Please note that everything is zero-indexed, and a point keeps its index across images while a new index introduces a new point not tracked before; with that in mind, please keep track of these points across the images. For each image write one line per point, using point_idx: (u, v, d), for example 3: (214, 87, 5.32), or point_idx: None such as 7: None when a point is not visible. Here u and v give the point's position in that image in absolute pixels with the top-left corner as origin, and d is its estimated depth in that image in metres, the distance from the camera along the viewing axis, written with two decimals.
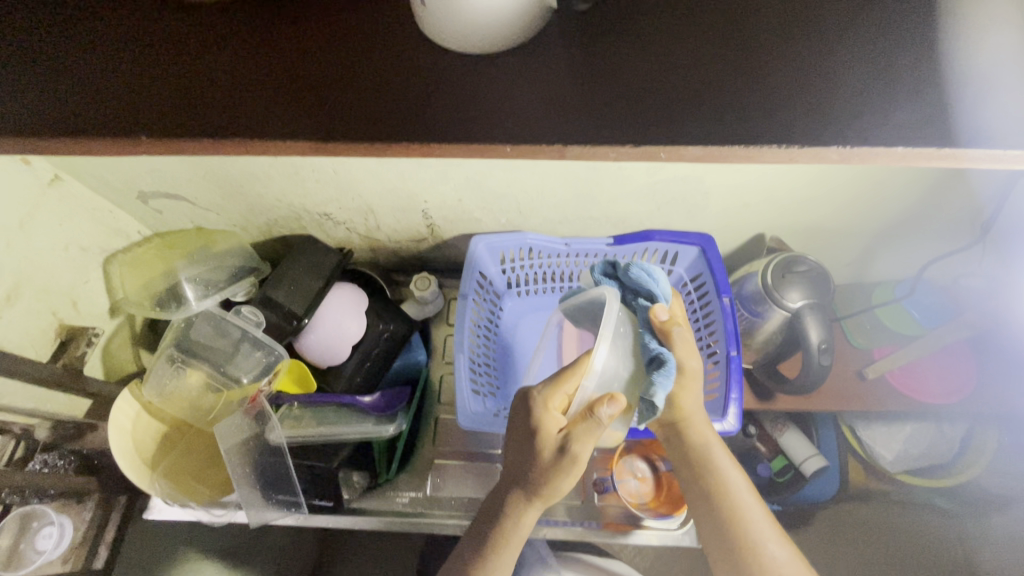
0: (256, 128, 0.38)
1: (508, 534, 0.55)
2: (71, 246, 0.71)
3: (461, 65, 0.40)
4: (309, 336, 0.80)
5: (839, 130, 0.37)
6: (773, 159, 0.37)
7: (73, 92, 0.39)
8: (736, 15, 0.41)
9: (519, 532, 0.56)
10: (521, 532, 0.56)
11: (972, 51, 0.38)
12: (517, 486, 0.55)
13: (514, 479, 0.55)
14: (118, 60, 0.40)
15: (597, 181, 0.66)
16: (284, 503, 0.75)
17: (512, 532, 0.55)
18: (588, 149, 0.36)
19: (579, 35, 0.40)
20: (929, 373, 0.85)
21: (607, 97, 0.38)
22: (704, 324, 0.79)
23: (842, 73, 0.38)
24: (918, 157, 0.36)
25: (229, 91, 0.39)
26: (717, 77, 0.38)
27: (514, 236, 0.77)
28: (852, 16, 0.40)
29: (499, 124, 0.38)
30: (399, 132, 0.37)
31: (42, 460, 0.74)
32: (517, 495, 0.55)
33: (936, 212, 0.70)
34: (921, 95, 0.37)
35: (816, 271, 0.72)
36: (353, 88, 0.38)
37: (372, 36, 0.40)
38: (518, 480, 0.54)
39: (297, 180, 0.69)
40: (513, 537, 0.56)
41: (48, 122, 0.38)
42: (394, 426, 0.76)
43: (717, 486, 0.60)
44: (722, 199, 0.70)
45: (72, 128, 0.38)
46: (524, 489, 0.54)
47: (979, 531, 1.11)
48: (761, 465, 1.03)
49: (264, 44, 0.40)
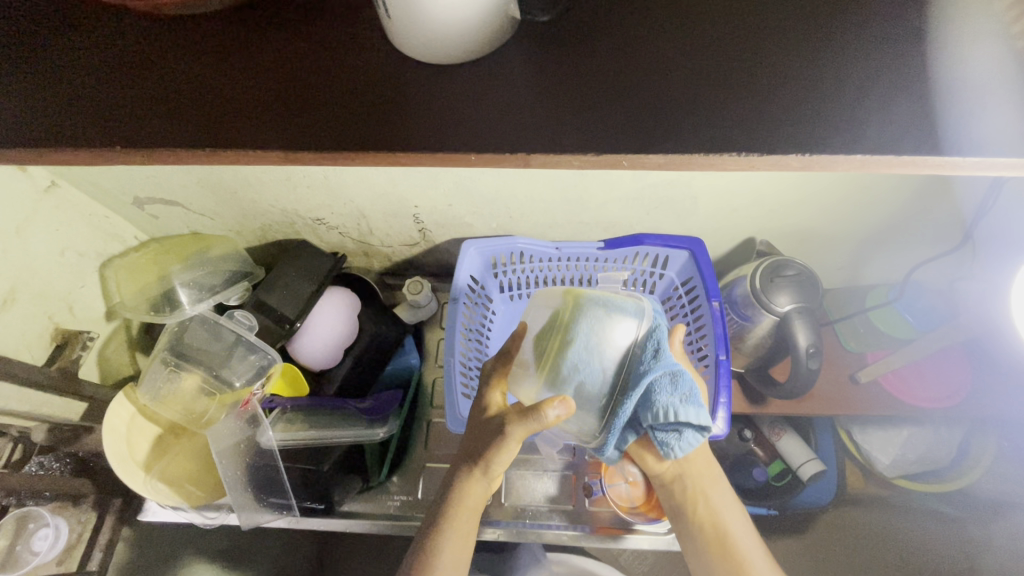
0: (232, 137, 0.38)
1: (458, 503, 0.58)
2: (67, 252, 0.72)
3: (436, 76, 0.40)
4: (301, 340, 0.80)
5: (806, 137, 0.37)
6: (738, 166, 0.38)
7: (50, 101, 0.40)
8: (703, 24, 0.41)
9: (466, 509, 0.58)
10: (468, 508, 0.58)
11: (938, 60, 0.39)
12: (465, 455, 0.60)
13: (461, 455, 0.61)
14: (90, 68, 0.41)
15: (584, 186, 0.66)
16: (276, 506, 0.76)
17: (458, 508, 0.58)
18: (556, 157, 0.37)
19: (547, 46, 0.41)
20: (923, 377, 0.85)
21: (574, 104, 0.39)
22: (694, 327, 0.79)
23: (808, 82, 0.39)
24: (883, 164, 0.37)
25: (206, 101, 0.40)
26: (683, 85, 0.39)
27: (505, 240, 0.78)
28: (817, 25, 0.41)
29: (469, 133, 0.38)
30: (369, 141, 0.38)
31: (39, 463, 0.75)
32: (461, 464, 0.60)
33: (926, 216, 0.70)
34: (888, 103, 0.38)
35: (805, 274, 0.72)
36: (325, 99, 0.39)
37: (345, 46, 0.41)
38: (467, 449, 0.60)
39: (288, 186, 0.70)
40: (461, 514, 0.58)
41: (23, 132, 0.39)
42: (384, 430, 0.77)
43: (721, 525, 0.64)
44: (711, 203, 0.70)
45: (48, 139, 0.38)
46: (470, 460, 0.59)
47: (979, 537, 1.10)
48: (758, 470, 1.02)
49: (238, 54, 0.41)
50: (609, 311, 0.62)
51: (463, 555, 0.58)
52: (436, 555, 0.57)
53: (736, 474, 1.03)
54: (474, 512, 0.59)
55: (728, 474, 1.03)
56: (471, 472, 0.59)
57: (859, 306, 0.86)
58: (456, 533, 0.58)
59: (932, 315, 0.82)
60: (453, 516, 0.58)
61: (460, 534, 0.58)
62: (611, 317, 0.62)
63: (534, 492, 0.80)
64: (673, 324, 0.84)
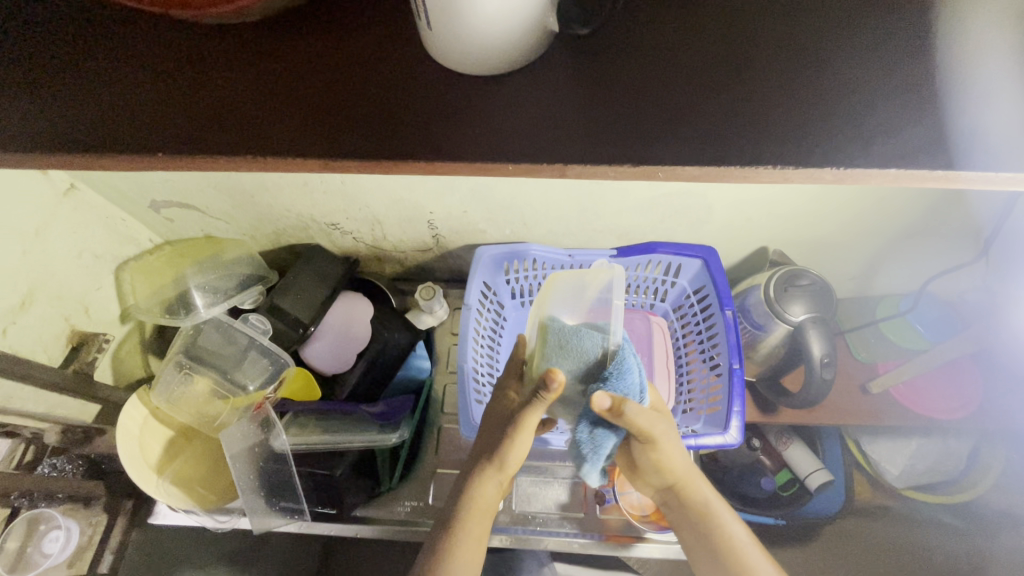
0: (265, 143, 0.39)
1: (470, 502, 0.58)
2: (84, 254, 0.73)
3: (469, 85, 0.41)
4: (316, 344, 0.82)
5: (834, 151, 0.37)
6: (770, 179, 0.38)
7: (91, 109, 0.40)
8: (729, 39, 0.41)
9: (478, 507, 0.58)
10: (481, 506, 0.58)
11: (967, 76, 0.39)
12: (477, 453, 0.60)
13: (475, 454, 0.61)
14: (128, 78, 0.41)
15: (599, 194, 0.67)
16: (287, 510, 0.76)
17: (469, 504, 0.58)
18: (589, 167, 0.38)
19: (575, 59, 0.41)
20: (933, 388, 0.84)
21: (604, 114, 0.39)
22: (706, 336, 0.80)
23: (837, 96, 0.39)
24: (912, 177, 0.37)
25: (238, 109, 0.40)
26: (715, 96, 0.39)
27: (518, 247, 0.78)
28: (843, 39, 0.41)
29: (501, 142, 0.39)
30: (403, 148, 0.38)
31: (51, 464, 0.75)
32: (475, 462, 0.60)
33: (939, 227, 0.71)
34: (915, 119, 0.38)
35: (818, 284, 0.72)
36: (359, 106, 0.40)
37: (379, 56, 0.41)
38: (480, 448, 0.61)
39: (305, 191, 0.71)
40: (474, 511, 0.57)
41: (60, 136, 0.39)
42: (397, 435, 0.77)
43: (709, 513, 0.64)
44: (725, 213, 0.70)
45: (85, 143, 0.39)
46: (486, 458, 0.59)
47: (988, 550, 1.09)
48: (764, 479, 1.02)
49: (270, 61, 0.41)
50: (577, 342, 0.60)
51: (477, 556, 0.57)
52: (452, 552, 0.55)
53: (742, 482, 1.03)
54: (487, 511, 0.58)
55: (735, 483, 1.03)
56: (484, 467, 0.59)
57: (870, 316, 0.87)
58: (470, 531, 0.57)
59: (944, 326, 0.82)
60: (466, 512, 0.57)
61: (473, 533, 0.57)
62: (576, 347, 0.60)
63: (545, 499, 0.80)
64: (685, 332, 0.84)
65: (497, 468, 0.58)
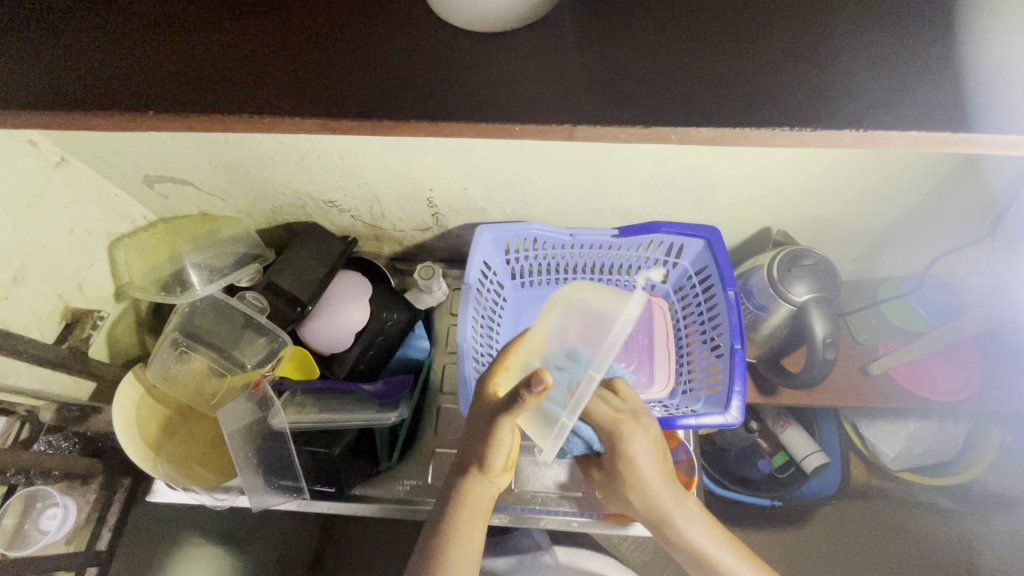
0: (259, 103, 0.38)
1: (455, 506, 0.58)
2: (76, 230, 0.72)
3: (473, 46, 0.40)
4: (311, 324, 0.81)
5: (853, 113, 0.36)
6: (786, 142, 0.37)
7: (87, 73, 0.40)
8: (741, 7, 0.40)
9: (468, 508, 0.58)
10: (471, 509, 0.58)
11: (984, 44, 0.38)
12: (459, 460, 0.60)
13: (463, 457, 0.60)
14: (124, 43, 0.41)
15: (603, 170, 0.65)
16: (286, 489, 0.74)
17: (460, 508, 0.58)
18: (600, 129, 0.36)
19: (583, 22, 0.40)
20: (931, 369, 0.85)
21: (614, 74, 0.38)
22: (708, 317, 0.79)
23: (852, 56, 0.38)
24: (932, 142, 0.36)
25: (237, 73, 0.39)
26: (726, 56, 0.38)
27: (519, 226, 0.77)
28: (857, 6, 0.40)
29: (504, 101, 0.38)
30: (400, 108, 0.37)
31: (47, 442, 0.74)
32: (463, 465, 0.60)
33: (946, 205, 0.70)
34: (933, 87, 0.37)
35: (822, 264, 0.71)
36: (359, 65, 0.39)
37: (379, 14, 0.40)
38: (464, 455, 0.60)
39: (302, 167, 0.69)
40: (462, 512, 0.57)
41: (48, 96, 0.38)
42: (397, 414, 0.77)
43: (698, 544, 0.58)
44: (729, 191, 0.69)
45: (74, 103, 0.38)
46: (473, 465, 0.59)
47: (980, 530, 1.11)
48: (763, 461, 1.03)
49: (264, 21, 0.40)
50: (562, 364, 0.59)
51: (474, 554, 0.57)
52: (445, 556, 0.55)
53: (740, 464, 1.05)
54: (481, 514, 0.58)
55: (733, 465, 1.05)
56: (470, 474, 0.59)
57: (872, 298, 0.87)
58: (460, 532, 0.57)
59: (947, 308, 0.80)
60: (457, 517, 0.57)
61: (465, 532, 0.57)
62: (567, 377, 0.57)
63: (543, 479, 0.80)
64: (685, 314, 0.84)
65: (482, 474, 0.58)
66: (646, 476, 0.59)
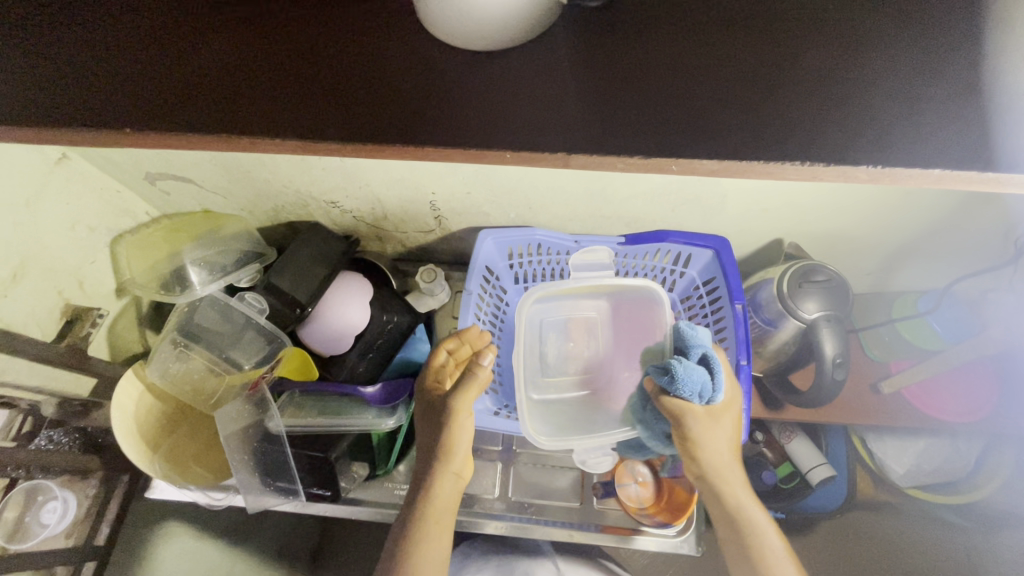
0: (274, 125, 0.41)
1: (427, 501, 0.59)
2: (78, 226, 0.71)
3: (481, 71, 0.42)
4: (311, 325, 0.80)
5: (870, 151, 0.37)
6: (797, 176, 0.38)
7: (111, 96, 0.43)
8: (748, 44, 0.41)
9: (439, 502, 0.59)
10: (441, 506, 0.59)
11: (999, 82, 0.39)
12: (424, 455, 0.62)
13: (427, 450, 0.62)
14: (155, 75, 0.44)
15: (611, 179, 0.64)
16: (283, 490, 0.75)
17: (428, 504, 0.58)
18: (594, 158, 0.39)
19: (591, 52, 0.42)
20: (948, 390, 0.82)
21: (615, 101, 0.40)
22: (714, 329, 0.77)
23: (864, 92, 0.39)
24: (957, 181, 0.37)
25: (261, 108, 0.42)
26: (730, 88, 0.40)
27: (523, 231, 0.75)
28: (865, 43, 0.41)
29: (508, 130, 0.40)
30: (403, 136, 0.40)
31: (48, 437, 0.73)
32: (427, 460, 0.61)
33: (968, 225, 0.67)
34: (945, 126, 0.38)
35: (834, 280, 0.69)
36: (368, 94, 0.42)
37: (391, 43, 0.43)
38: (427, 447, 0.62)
39: (302, 168, 0.68)
40: (433, 510, 0.58)
41: (80, 117, 0.42)
42: (393, 419, 0.76)
43: (743, 517, 0.59)
44: (741, 203, 0.67)
45: (97, 123, 0.42)
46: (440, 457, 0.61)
47: (990, 549, 1.08)
48: (766, 472, 1.00)
49: (277, 41, 0.43)
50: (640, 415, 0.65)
51: (445, 553, 0.58)
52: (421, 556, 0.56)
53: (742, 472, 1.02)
54: (449, 509, 0.59)
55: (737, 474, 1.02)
56: (436, 466, 0.60)
57: (886, 315, 0.84)
58: (433, 529, 0.57)
59: (963, 326, 0.79)
60: (430, 509, 0.58)
61: (438, 529, 0.58)
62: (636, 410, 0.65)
63: (542, 487, 0.79)
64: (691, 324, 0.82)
65: (448, 461, 0.61)
66: (720, 463, 0.59)
